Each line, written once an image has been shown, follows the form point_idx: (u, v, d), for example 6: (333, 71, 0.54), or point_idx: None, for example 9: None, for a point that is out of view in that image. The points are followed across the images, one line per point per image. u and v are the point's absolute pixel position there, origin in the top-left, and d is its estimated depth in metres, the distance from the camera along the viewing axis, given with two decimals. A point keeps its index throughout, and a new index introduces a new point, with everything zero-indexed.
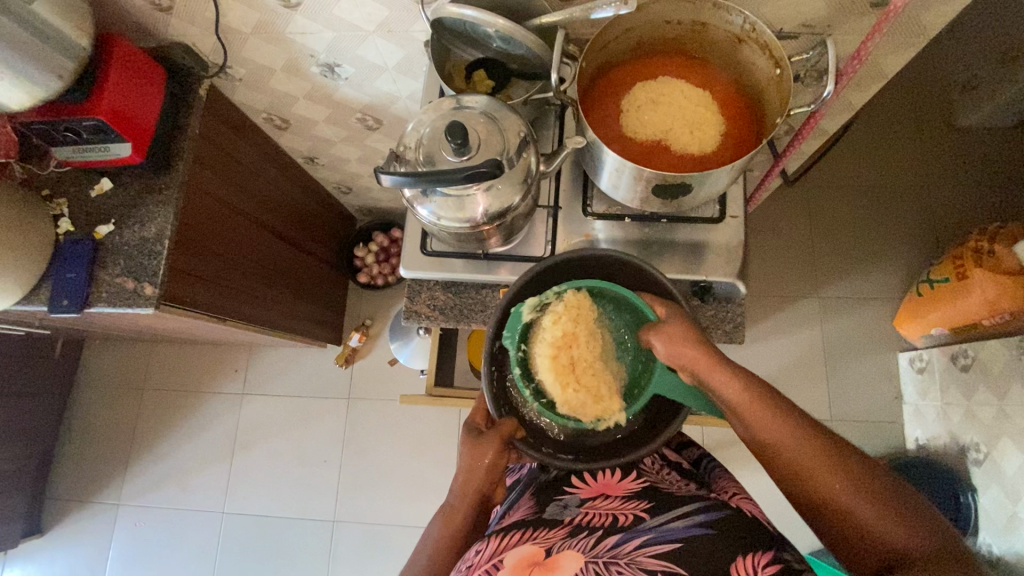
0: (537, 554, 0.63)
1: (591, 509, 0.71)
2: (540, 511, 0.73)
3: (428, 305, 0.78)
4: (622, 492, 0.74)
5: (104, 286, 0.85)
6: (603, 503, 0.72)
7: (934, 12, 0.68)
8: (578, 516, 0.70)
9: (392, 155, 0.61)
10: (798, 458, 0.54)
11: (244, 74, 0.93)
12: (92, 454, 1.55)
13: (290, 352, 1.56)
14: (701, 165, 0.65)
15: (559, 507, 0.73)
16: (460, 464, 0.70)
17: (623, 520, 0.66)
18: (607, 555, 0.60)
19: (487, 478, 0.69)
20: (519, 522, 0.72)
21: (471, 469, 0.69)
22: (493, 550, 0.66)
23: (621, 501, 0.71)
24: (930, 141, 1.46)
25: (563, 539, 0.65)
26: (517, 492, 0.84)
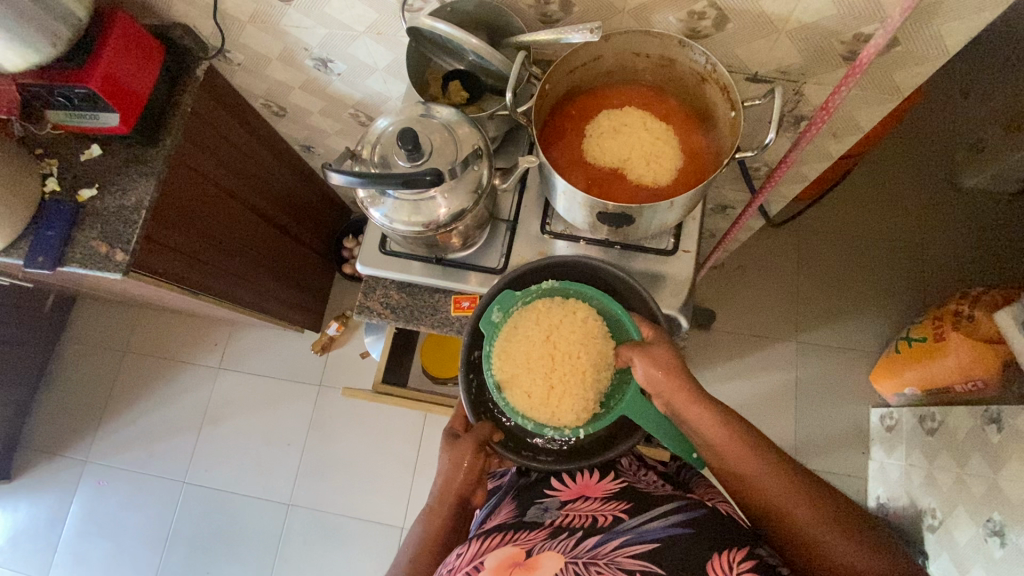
0: (518, 554, 0.64)
1: (572, 511, 0.70)
2: (521, 514, 0.73)
3: (380, 302, 0.79)
4: (602, 492, 0.73)
5: (75, 249, 0.87)
6: (584, 504, 0.72)
7: (906, 73, 0.68)
8: (558, 518, 0.69)
9: (348, 153, 0.63)
10: (761, 482, 0.59)
11: (243, 59, 0.96)
12: (67, 408, 1.58)
13: (269, 333, 1.59)
14: (649, 197, 0.65)
15: (540, 510, 0.73)
16: (439, 468, 0.72)
17: (602, 520, 0.66)
18: (588, 556, 0.60)
19: (465, 482, 0.71)
20: (499, 526, 0.72)
21: (449, 473, 0.71)
22: (473, 553, 0.66)
23: (601, 502, 0.71)
24: (932, 199, 1.44)
25: (544, 540, 0.65)
26: (498, 496, 0.82)
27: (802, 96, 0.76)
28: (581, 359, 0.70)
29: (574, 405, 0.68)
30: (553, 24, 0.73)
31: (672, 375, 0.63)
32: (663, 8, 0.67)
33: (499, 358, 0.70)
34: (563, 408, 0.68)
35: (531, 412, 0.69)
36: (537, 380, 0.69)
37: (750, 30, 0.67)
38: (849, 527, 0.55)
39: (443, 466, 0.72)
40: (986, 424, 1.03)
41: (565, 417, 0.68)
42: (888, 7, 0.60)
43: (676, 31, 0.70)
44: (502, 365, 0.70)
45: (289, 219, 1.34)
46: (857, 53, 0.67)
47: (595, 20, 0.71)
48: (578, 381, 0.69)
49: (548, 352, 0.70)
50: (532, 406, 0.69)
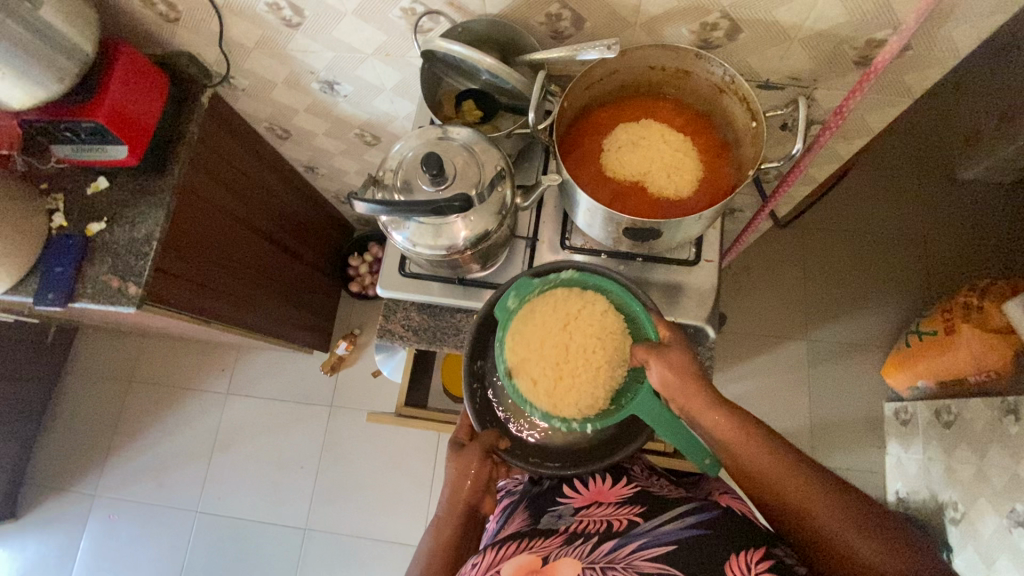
0: (535, 562, 0.63)
1: (586, 517, 0.69)
2: (535, 522, 0.72)
3: (402, 325, 0.78)
4: (616, 497, 0.72)
5: (86, 285, 0.86)
6: (597, 509, 0.71)
7: (917, 75, 0.69)
8: (573, 525, 0.68)
9: (370, 181, 0.63)
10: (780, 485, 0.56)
11: (247, 84, 0.96)
12: (74, 441, 1.56)
13: (277, 356, 1.57)
14: (673, 210, 0.65)
15: (554, 517, 0.72)
16: (445, 478, 0.73)
17: (617, 524, 0.66)
18: (605, 561, 0.60)
19: (473, 489, 0.72)
20: (514, 534, 0.71)
21: (456, 482, 0.72)
22: (490, 563, 0.66)
23: (615, 507, 0.70)
24: (931, 192, 1.46)
25: (559, 548, 0.64)
26: (510, 505, 0.80)
27: (814, 101, 0.77)
28: (596, 354, 0.66)
29: (581, 400, 0.65)
30: (564, 40, 0.73)
31: (687, 379, 0.62)
32: (676, 20, 0.67)
33: (510, 346, 0.66)
34: (568, 403, 0.65)
35: (534, 399, 0.65)
36: (546, 367, 0.65)
37: (762, 39, 0.67)
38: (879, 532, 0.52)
39: (450, 475, 0.72)
40: (1004, 415, 1.03)
41: (568, 412, 0.65)
42: (901, 12, 0.61)
43: (687, 43, 0.71)
44: (512, 346, 0.67)
45: (295, 240, 1.33)
46: (870, 58, 0.67)
47: (607, 34, 0.71)
48: (589, 376, 0.66)
49: (563, 340, 0.66)
50: (536, 394, 0.65)
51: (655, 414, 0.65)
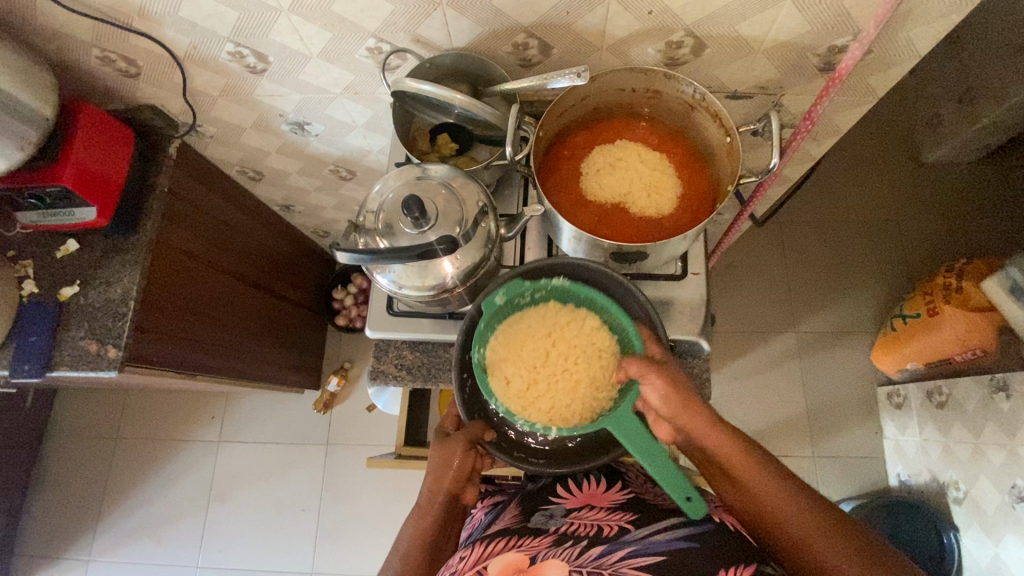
0: (522, 560, 0.63)
1: (577, 519, 0.69)
2: (526, 519, 0.71)
3: (395, 364, 0.77)
4: (608, 502, 0.72)
5: (64, 352, 0.83)
6: (589, 513, 0.70)
7: (880, 76, 0.70)
8: (563, 525, 0.68)
9: (352, 226, 0.62)
10: (761, 489, 0.58)
11: (215, 131, 0.94)
12: (62, 507, 1.50)
13: (268, 398, 1.54)
14: (657, 229, 0.65)
15: (545, 516, 0.71)
16: (427, 466, 0.71)
17: (608, 530, 0.65)
18: (591, 565, 0.60)
19: (455, 479, 0.70)
20: (503, 530, 0.70)
21: (439, 470, 0.70)
22: (478, 557, 0.65)
23: (607, 511, 0.70)
24: (899, 177, 1.49)
25: (548, 548, 0.64)
26: (503, 503, 0.79)
27: (783, 107, 0.78)
28: (579, 363, 0.65)
29: (552, 408, 0.64)
30: (533, 67, 0.73)
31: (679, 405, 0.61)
32: (642, 41, 0.67)
33: (492, 341, 0.66)
34: (534, 409, 0.64)
35: (501, 396, 0.65)
36: (522, 368, 0.65)
37: (728, 53, 0.68)
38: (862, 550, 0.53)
39: (433, 463, 0.71)
40: (994, 393, 1.05)
41: (530, 417, 0.64)
42: (860, 18, 0.62)
43: (655, 61, 0.71)
44: (492, 344, 0.67)
45: (276, 280, 1.30)
46: (833, 63, 0.68)
47: (575, 59, 0.71)
48: (564, 388, 0.64)
49: (545, 347, 0.66)
50: (506, 393, 0.65)
51: (638, 436, 0.63)
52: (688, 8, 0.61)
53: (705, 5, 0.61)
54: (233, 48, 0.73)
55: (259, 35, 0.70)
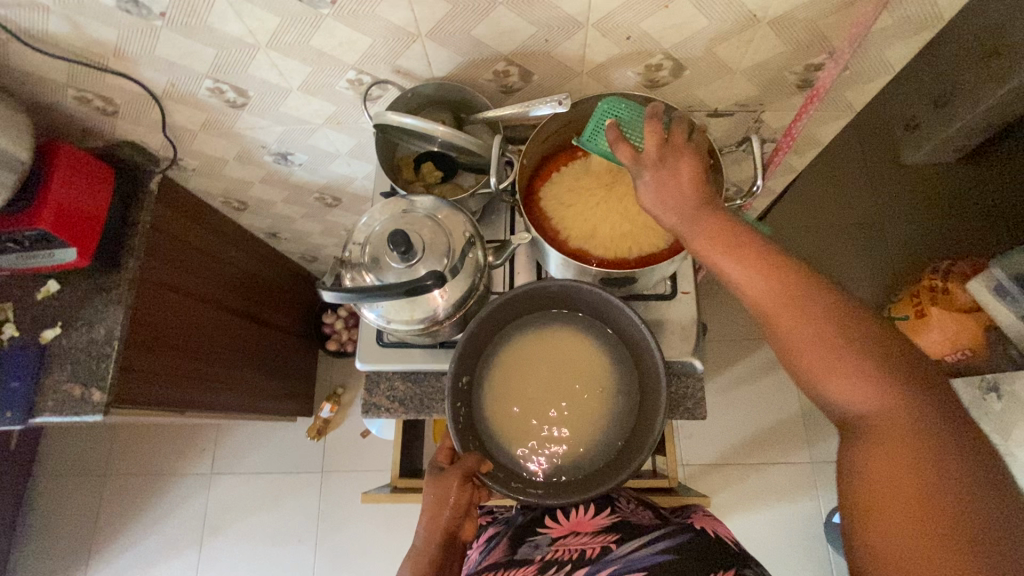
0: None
1: (562, 546, 0.69)
2: (512, 551, 0.70)
3: (387, 396, 0.76)
4: (593, 526, 0.72)
5: (46, 397, 0.81)
6: (575, 538, 0.70)
7: (857, 90, 0.71)
8: (548, 554, 0.68)
9: (338, 262, 0.61)
10: (812, 338, 0.45)
11: (197, 164, 0.93)
12: (52, 548, 1.46)
13: (260, 427, 1.51)
14: (644, 250, 0.65)
15: (531, 547, 0.70)
16: (423, 504, 0.65)
17: (591, 552, 0.65)
18: None
19: (453, 517, 0.65)
20: (490, 565, 0.69)
21: (435, 507, 0.64)
22: None
23: (591, 535, 0.69)
24: (881, 180, 1.51)
25: None
26: (493, 538, 0.78)
27: (763, 122, 0.78)
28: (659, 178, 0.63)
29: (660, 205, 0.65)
30: (514, 92, 0.74)
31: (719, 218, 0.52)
32: (622, 65, 0.68)
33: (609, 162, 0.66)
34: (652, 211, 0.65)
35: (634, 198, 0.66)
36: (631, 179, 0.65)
37: (706, 74, 0.69)
38: (939, 505, 0.37)
39: (427, 500, 0.65)
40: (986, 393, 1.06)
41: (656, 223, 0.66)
42: (834, 38, 0.63)
43: (636, 84, 0.71)
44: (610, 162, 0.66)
45: (265, 309, 1.29)
46: (811, 80, 0.69)
47: (556, 85, 0.72)
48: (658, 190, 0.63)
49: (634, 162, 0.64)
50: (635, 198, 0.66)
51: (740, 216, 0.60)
52: (665, 32, 0.62)
53: (683, 29, 0.62)
54: (212, 84, 0.72)
55: (238, 71, 0.70)
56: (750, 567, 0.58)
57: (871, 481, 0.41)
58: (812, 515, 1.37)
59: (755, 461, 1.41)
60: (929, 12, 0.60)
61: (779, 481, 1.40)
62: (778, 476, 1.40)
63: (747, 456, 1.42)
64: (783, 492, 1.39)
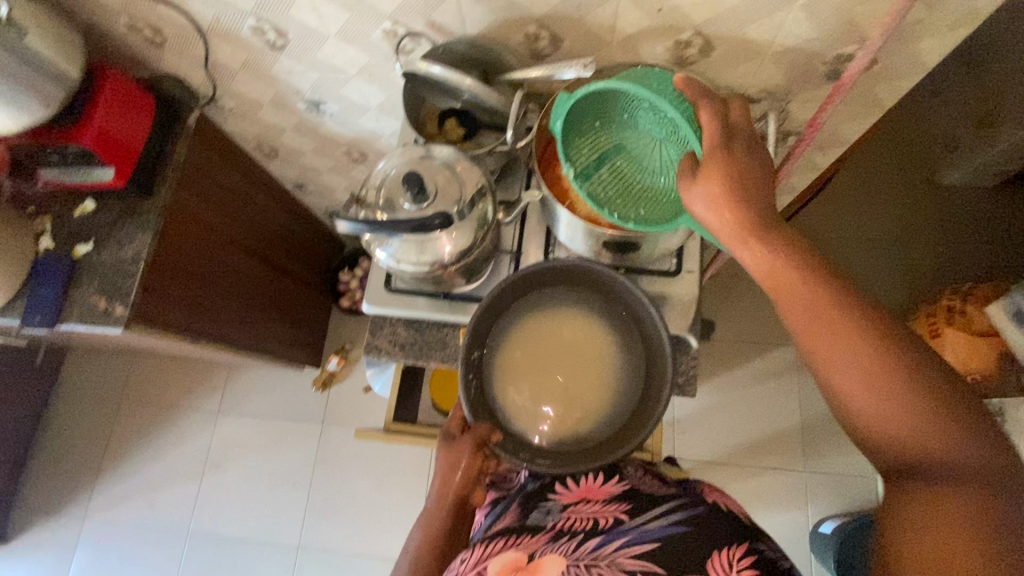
0: (521, 558, 0.62)
1: (574, 514, 0.68)
2: (523, 517, 0.69)
3: (389, 341, 0.79)
4: (604, 495, 0.70)
5: (73, 306, 0.86)
6: (586, 506, 0.69)
7: (887, 87, 0.71)
8: (560, 522, 0.66)
9: (353, 199, 0.63)
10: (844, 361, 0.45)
11: (234, 105, 0.97)
12: (64, 463, 1.54)
13: (268, 373, 1.57)
14: (653, 222, 0.65)
15: (542, 513, 0.69)
16: (436, 471, 0.75)
17: (603, 522, 0.65)
18: (589, 558, 0.60)
19: (462, 483, 0.74)
20: (503, 529, 0.69)
21: (446, 474, 0.74)
22: (478, 557, 0.65)
23: (603, 504, 0.68)
24: (914, 198, 1.48)
25: (545, 544, 0.63)
26: (501, 503, 0.77)
27: (789, 113, 0.78)
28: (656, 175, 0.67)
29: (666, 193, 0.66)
30: (543, 58, 0.75)
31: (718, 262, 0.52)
32: (652, 39, 0.68)
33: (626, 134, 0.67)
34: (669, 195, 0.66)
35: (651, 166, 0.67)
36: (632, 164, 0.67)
37: (736, 55, 0.69)
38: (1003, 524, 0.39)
39: (440, 466, 0.74)
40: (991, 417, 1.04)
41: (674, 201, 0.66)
42: (867, 27, 0.62)
43: (664, 60, 0.72)
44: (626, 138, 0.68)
45: (286, 258, 1.33)
46: (840, 72, 0.69)
47: (584, 53, 0.73)
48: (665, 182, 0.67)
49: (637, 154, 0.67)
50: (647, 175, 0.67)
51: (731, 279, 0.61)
52: (697, 6, 0.62)
53: (714, 5, 0.62)
54: (255, 23, 0.75)
55: (280, 12, 0.73)
56: (763, 541, 0.61)
57: (914, 525, 0.41)
58: (799, 524, 1.36)
59: (747, 463, 1.41)
60: (968, 8, 0.59)
61: (770, 486, 1.39)
62: (769, 480, 1.40)
63: (740, 457, 1.42)
64: (772, 497, 1.39)
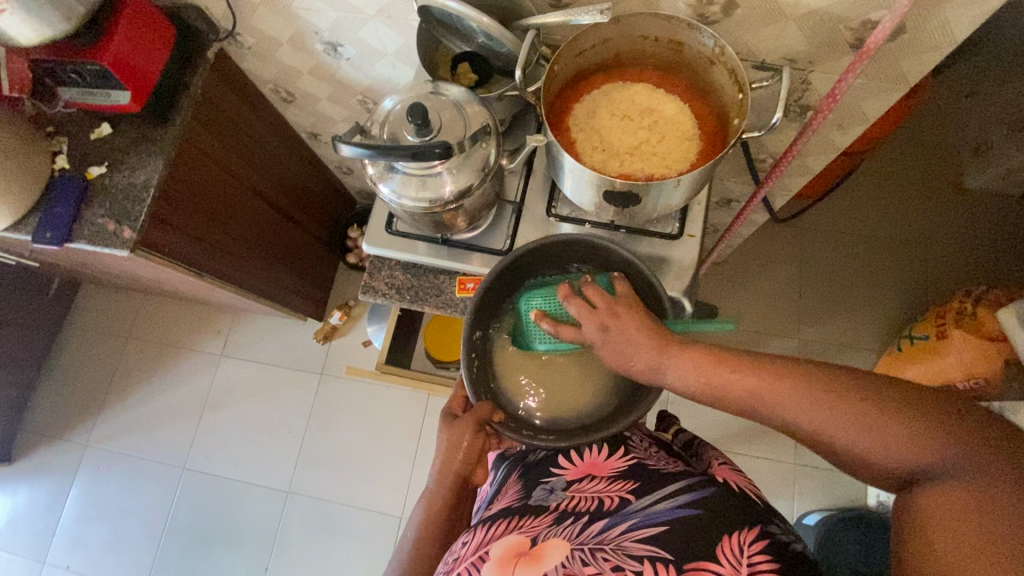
0: (523, 543, 0.58)
1: (578, 493, 0.66)
2: (527, 496, 0.68)
3: (386, 283, 0.79)
4: (609, 471, 0.69)
5: (84, 227, 0.88)
6: (590, 484, 0.68)
7: (912, 61, 0.68)
8: (564, 501, 0.65)
9: (358, 130, 0.63)
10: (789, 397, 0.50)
11: (253, 43, 0.97)
12: (70, 391, 1.59)
13: (272, 321, 1.59)
14: (657, 177, 0.64)
15: (545, 491, 0.68)
16: (438, 447, 0.71)
17: (608, 503, 0.63)
18: (594, 542, 0.56)
19: (465, 459, 0.70)
20: (505, 510, 0.67)
21: (449, 453, 0.70)
22: (479, 542, 0.61)
23: (607, 482, 0.67)
24: (935, 199, 1.44)
25: (549, 527, 0.60)
26: (505, 470, 0.78)
27: (809, 85, 0.76)
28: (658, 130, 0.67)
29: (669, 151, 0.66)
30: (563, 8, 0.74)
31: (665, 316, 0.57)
32: None
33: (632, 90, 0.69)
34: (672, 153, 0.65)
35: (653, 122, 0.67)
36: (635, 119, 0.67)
37: (760, 16, 0.67)
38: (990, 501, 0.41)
39: (443, 446, 0.70)
40: None
41: (677, 158, 0.65)
42: None
43: (684, 17, 0.71)
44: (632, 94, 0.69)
45: (296, 207, 1.35)
46: (865, 40, 0.67)
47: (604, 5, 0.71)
48: (668, 140, 0.66)
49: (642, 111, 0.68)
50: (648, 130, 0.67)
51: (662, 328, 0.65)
52: None
53: None
54: None
55: None
56: (774, 523, 0.56)
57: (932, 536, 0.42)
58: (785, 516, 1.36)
59: (739, 450, 1.41)
60: None
61: (759, 476, 1.39)
62: (759, 470, 1.39)
63: (732, 445, 1.41)
64: (760, 486, 1.38)
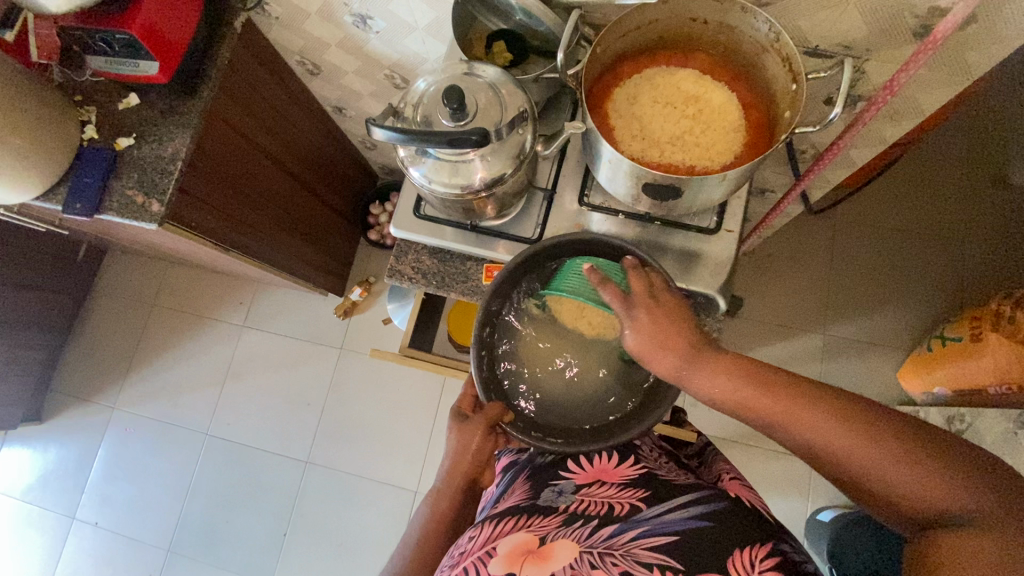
0: (531, 542, 0.59)
1: (587, 497, 0.66)
2: (534, 496, 0.68)
3: (412, 267, 0.78)
4: (619, 478, 0.69)
5: (113, 199, 0.88)
6: (599, 489, 0.67)
7: (980, 51, 0.64)
8: (573, 504, 0.65)
9: (391, 111, 0.61)
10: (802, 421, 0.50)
11: (281, 13, 0.94)
12: (97, 356, 1.63)
13: (294, 295, 1.60)
14: (699, 170, 0.62)
15: (554, 492, 0.68)
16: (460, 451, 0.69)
17: (618, 509, 0.62)
18: (603, 545, 0.56)
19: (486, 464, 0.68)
20: (512, 508, 0.67)
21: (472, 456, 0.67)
22: (486, 538, 0.62)
23: (617, 488, 0.66)
24: (979, 194, 1.38)
25: (558, 528, 0.60)
26: (510, 473, 0.77)
27: (864, 74, 0.72)
28: (705, 120, 0.64)
29: (715, 143, 0.63)
30: None
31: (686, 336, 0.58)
32: None
33: (677, 77, 0.66)
34: (717, 146, 0.63)
35: (700, 111, 0.64)
36: (681, 107, 0.64)
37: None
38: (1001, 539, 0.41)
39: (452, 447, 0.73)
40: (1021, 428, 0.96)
41: (721, 151, 0.62)
42: None
43: None
44: (679, 79, 0.66)
45: (317, 181, 1.33)
46: (931, 28, 0.62)
47: None
48: (714, 131, 0.63)
49: (689, 97, 0.65)
50: (693, 118, 0.64)
51: None
52: None
53: None
54: None
55: None
56: (786, 542, 0.55)
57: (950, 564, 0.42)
58: (797, 510, 1.35)
59: (758, 445, 1.40)
60: None
61: (776, 472, 1.38)
62: (776, 466, 1.38)
63: (749, 438, 1.40)
64: (777, 483, 1.37)
